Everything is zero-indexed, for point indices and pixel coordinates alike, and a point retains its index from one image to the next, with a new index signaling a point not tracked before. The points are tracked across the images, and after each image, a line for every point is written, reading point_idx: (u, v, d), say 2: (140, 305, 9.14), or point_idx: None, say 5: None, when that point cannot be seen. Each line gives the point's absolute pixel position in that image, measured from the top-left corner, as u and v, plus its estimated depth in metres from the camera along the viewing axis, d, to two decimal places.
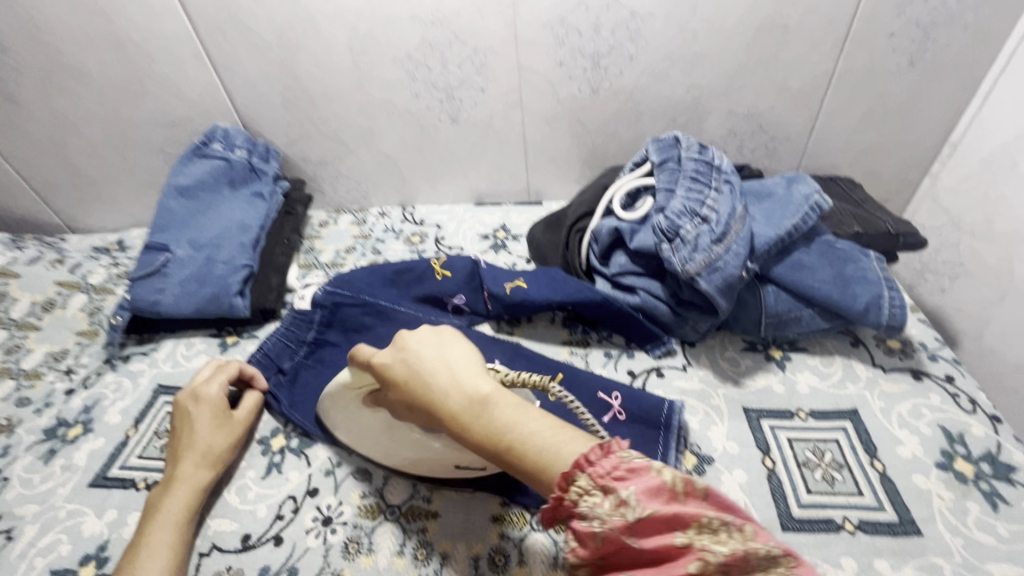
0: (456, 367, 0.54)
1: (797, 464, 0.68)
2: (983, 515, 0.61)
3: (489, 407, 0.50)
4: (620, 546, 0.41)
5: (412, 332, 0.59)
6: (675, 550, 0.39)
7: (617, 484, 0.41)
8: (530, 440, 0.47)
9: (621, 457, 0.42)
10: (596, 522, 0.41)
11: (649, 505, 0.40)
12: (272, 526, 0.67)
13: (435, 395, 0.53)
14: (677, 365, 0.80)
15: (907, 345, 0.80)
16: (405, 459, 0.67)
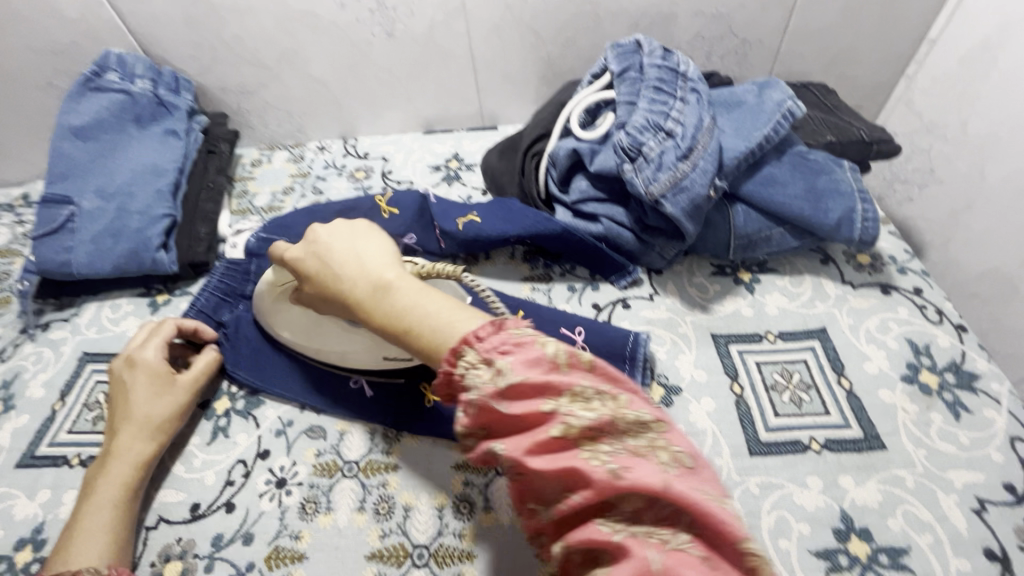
0: (364, 256, 0.54)
1: (765, 387, 0.66)
2: (945, 425, 0.61)
3: (391, 292, 0.50)
4: (494, 416, 0.41)
5: (325, 226, 0.59)
6: (544, 417, 0.40)
7: (499, 354, 0.41)
8: (426, 321, 0.47)
9: (507, 331, 0.42)
10: (474, 392, 0.41)
11: (523, 374, 0.40)
12: (222, 493, 0.63)
13: (344, 285, 0.53)
14: (644, 295, 0.76)
15: (877, 259, 0.77)
16: (333, 351, 0.68)
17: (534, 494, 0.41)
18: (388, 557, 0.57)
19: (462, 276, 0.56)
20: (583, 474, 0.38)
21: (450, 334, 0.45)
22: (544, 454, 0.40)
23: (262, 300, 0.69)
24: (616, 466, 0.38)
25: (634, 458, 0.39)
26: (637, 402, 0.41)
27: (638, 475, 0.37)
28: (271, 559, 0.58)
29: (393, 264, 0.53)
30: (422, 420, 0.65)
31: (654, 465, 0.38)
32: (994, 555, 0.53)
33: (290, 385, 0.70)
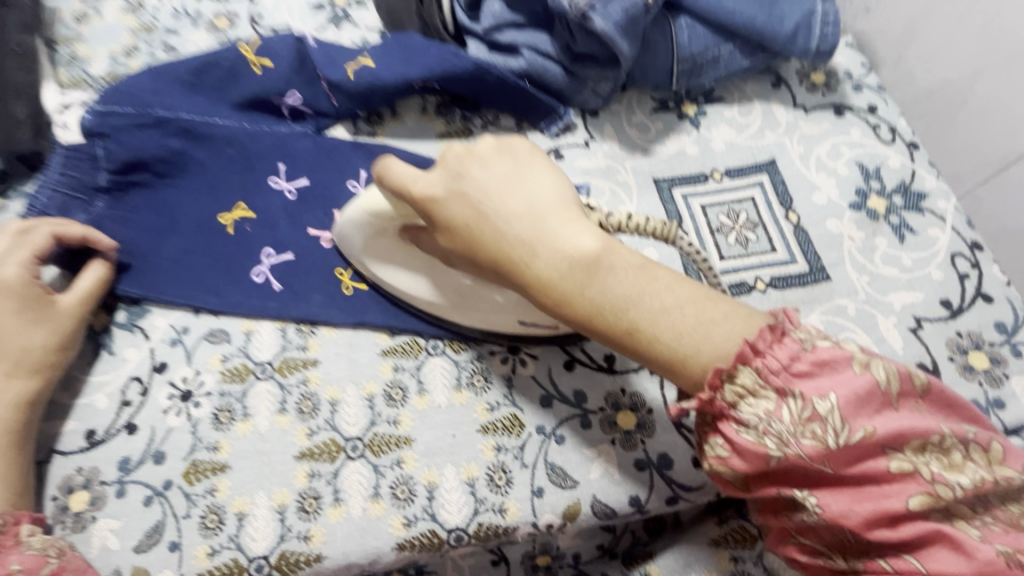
0: (547, 214, 0.44)
1: (710, 231, 0.61)
2: (889, 249, 0.59)
3: (600, 274, 0.42)
4: (810, 473, 0.37)
5: (472, 156, 0.46)
6: (889, 474, 0.37)
7: (818, 395, 0.37)
8: (659, 322, 0.41)
9: (813, 358, 0.38)
10: (782, 447, 0.37)
11: (859, 422, 0.36)
12: (120, 415, 0.55)
13: (521, 253, 0.43)
14: (578, 142, 0.66)
15: (832, 76, 0.69)
16: (452, 307, 0.55)
17: (832, 537, 0.39)
18: (320, 454, 0.53)
19: (674, 238, 0.47)
20: (949, 539, 0.36)
21: (703, 339, 0.40)
22: (883, 517, 0.36)
23: (358, 234, 0.54)
24: (995, 543, 0.35)
25: (1005, 531, 0.36)
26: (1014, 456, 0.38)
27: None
28: (190, 475, 0.52)
29: (591, 228, 0.43)
30: (341, 309, 0.58)
31: None
32: (925, 370, 0.54)
33: (179, 288, 0.60)
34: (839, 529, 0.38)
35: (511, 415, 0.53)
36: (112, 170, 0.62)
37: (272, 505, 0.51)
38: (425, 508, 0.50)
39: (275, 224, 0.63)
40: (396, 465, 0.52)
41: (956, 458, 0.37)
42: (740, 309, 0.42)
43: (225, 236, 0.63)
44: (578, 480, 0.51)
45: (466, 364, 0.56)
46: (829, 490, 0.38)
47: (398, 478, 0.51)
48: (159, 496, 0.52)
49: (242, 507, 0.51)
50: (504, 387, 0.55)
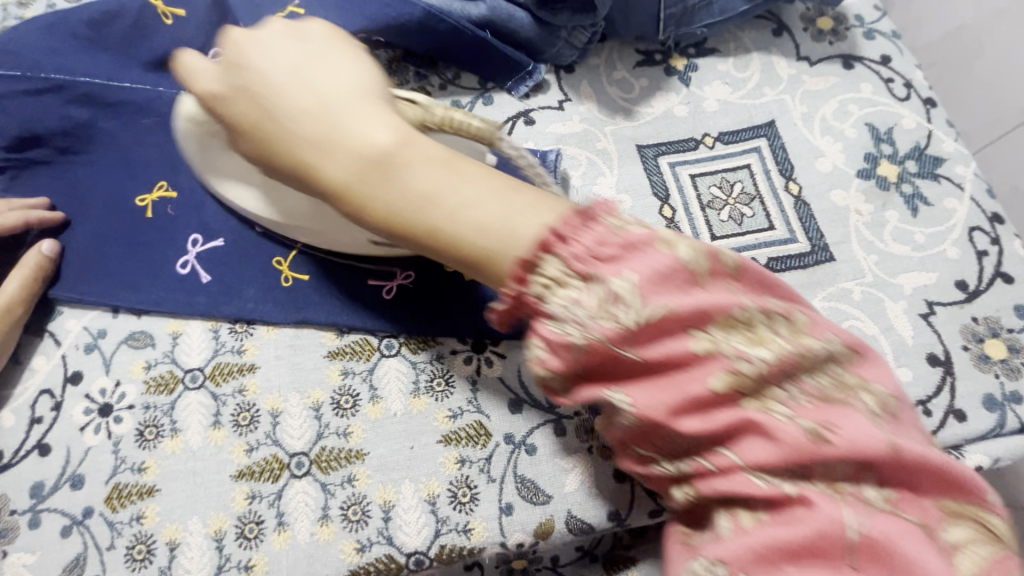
0: (335, 103, 0.38)
1: (701, 206, 0.54)
2: (900, 224, 0.52)
3: (393, 170, 0.36)
4: (615, 361, 0.33)
5: (251, 42, 0.41)
6: (692, 357, 0.32)
7: (609, 271, 0.32)
8: (461, 218, 0.36)
9: (612, 233, 0.33)
10: (580, 334, 0.32)
11: (655, 297, 0.32)
12: (30, 434, 0.48)
13: (305, 153, 0.38)
14: (551, 103, 0.57)
15: (840, 22, 0.60)
16: (300, 231, 0.50)
17: (665, 445, 0.34)
18: (260, 473, 0.47)
19: (495, 138, 0.43)
20: (760, 426, 0.32)
21: (509, 233, 0.35)
22: (689, 405, 0.32)
23: (190, 148, 0.49)
24: (810, 422, 0.31)
25: (825, 408, 0.32)
26: (818, 325, 0.34)
27: (848, 435, 0.31)
28: (113, 501, 0.46)
29: (384, 119, 0.38)
30: (280, 305, 0.51)
31: (863, 416, 0.31)
32: (936, 360, 0.48)
33: (93, 285, 0.52)
34: (659, 432, 0.33)
35: (475, 422, 0.48)
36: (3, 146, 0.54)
37: (208, 532, 0.45)
38: (380, 530, 0.45)
39: (200, 206, 0.54)
40: (347, 483, 0.46)
41: (765, 332, 0.33)
42: (554, 200, 0.36)
43: (144, 221, 0.54)
44: (551, 494, 0.46)
45: (424, 365, 0.49)
46: (639, 383, 0.33)
47: (350, 498, 0.46)
48: (78, 525, 0.46)
49: (173, 535, 0.45)
50: (468, 391, 0.48)
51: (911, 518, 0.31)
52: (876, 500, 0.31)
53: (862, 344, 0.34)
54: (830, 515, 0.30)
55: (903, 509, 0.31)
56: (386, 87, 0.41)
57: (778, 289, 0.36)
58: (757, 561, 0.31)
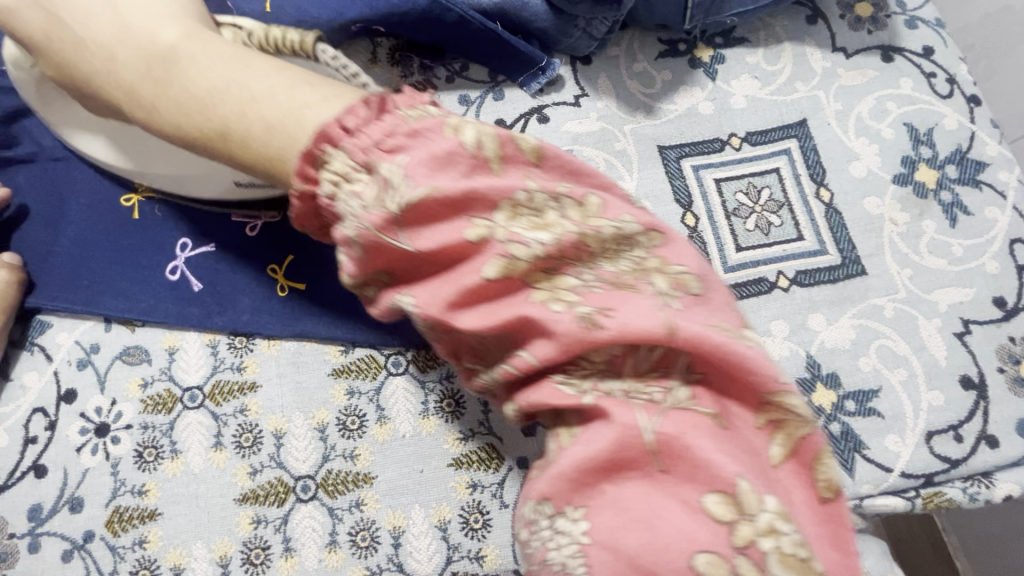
0: (129, 9, 0.37)
1: (725, 214, 0.51)
2: (938, 235, 0.49)
3: (180, 70, 0.34)
4: (393, 256, 0.30)
5: None
6: (466, 247, 0.30)
7: (383, 155, 0.30)
8: (245, 113, 0.32)
9: (395, 120, 0.31)
10: (354, 230, 0.30)
11: (423, 181, 0.29)
12: (25, 455, 0.46)
13: (105, 65, 0.37)
14: (567, 99, 0.53)
15: (880, 8, 0.56)
16: (156, 177, 0.48)
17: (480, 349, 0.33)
18: (266, 497, 0.45)
19: (314, 52, 0.41)
20: (537, 323, 0.29)
21: (292, 127, 0.32)
22: (467, 295, 0.30)
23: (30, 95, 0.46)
24: (588, 307, 0.29)
25: (610, 292, 0.30)
26: (614, 205, 0.32)
27: (620, 320, 0.29)
28: (114, 524, 0.45)
29: (180, 21, 0.36)
30: (279, 319, 0.48)
31: (650, 297, 0.29)
32: (970, 383, 0.46)
33: (81, 294, 0.49)
34: (462, 336, 0.31)
35: (487, 445, 0.46)
36: None
37: (213, 558, 0.44)
38: (390, 557, 0.44)
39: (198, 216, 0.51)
40: (355, 507, 0.45)
41: (553, 217, 0.30)
42: (349, 90, 0.33)
43: (132, 226, 0.51)
44: None
45: (433, 386, 0.47)
46: (424, 281, 0.31)
47: (358, 523, 0.44)
48: (79, 549, 0.44)
49: (177, 561, 0.44)
50: (479, 412, 0.46)
51: (703, 410, 0.29)
52: (679, 395, 0.30)
53: (661, 226, 0.32)
54: (625, 423, 0.29)
55: (703, 403, 0.29)
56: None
57: (587, 177, 0.33)
58: (575, 488, 0.29)
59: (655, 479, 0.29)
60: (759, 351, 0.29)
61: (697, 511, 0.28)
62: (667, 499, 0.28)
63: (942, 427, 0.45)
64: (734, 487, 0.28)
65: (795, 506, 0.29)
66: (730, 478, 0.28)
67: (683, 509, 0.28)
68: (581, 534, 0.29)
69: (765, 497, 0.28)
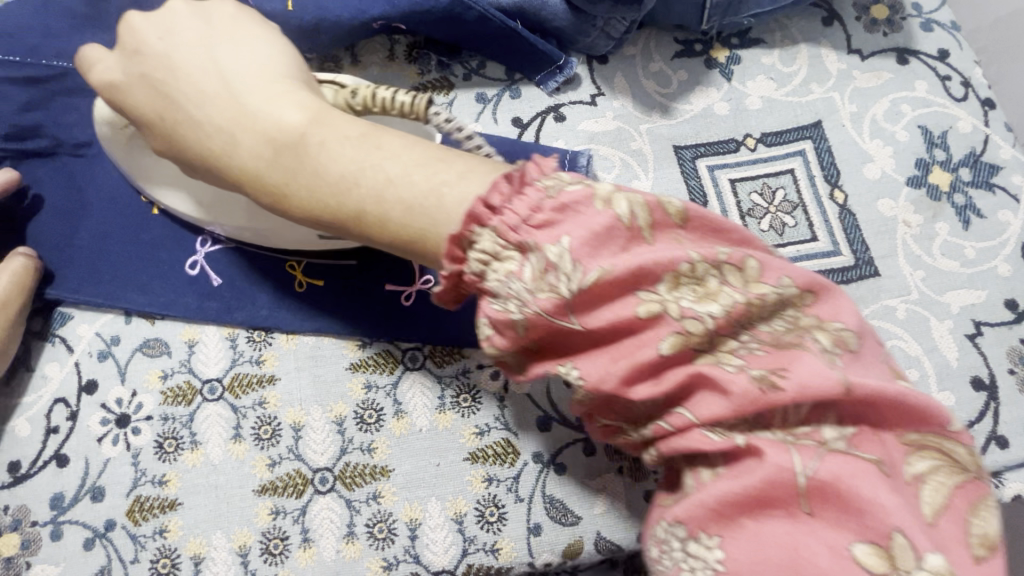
0: (246, 90, 0.37)
1: (740, 214, 0.51)
2: (951, 237, 0.50)
3: (311, 155, 0.35)
4: (558, 335, 0.29)
5: (165, 37, 0.40)
6: (636, 323, 0.29)
7: (539, 232, 0.29)
8: (383, 196, 0.33)
9: (541, 193, 0.29)
10: (519, 311, 0.29)
11: (592, 262, 0.28)
12: (46, 445, 0.47)
13: (227, 148, 0.37)
14: (583, 98, 0.54)
15: (896, 11, 0.56)
16: (242, 232, 0.47)
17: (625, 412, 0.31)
18: (284, 488, 0.46)
19: (427, 115, 0.38)
20: (712, 381, 0.28)
21: (433, 209, 0.32)
22: (638, 373, 0.29)
23: (129, 158, 0.47)
24: (758, 369, 0.28)
25: (776, 354, 0.28)
26: (771, 268, 0.29)
27: (797, 379, 0.27)
28: (135, 514, 0.45)
29: (302, 101, 0.36)
30: (297, 313, 0.49)
31: (816, 354, 0.28)
32: (981, 384, 0.47)
33: (101, 286, 0.50)
34: (619, 404, 0.30)
35: (502, 440, 0.46)
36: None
37: (232, 548, 0.45)
38: (407, 549, 0.45)
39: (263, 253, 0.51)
40: (372, 500, 0.45)
41: (715, 284, 0.29)
42: (483, 166, 0.33)
43: (152, 220, 0.51)
44: (580, 515, 0.45)
45: (450, 380, 0.48)
46: (589, 354, 0.30)
47: (376, 515, 0.45)
48: (101, 538, 0.45)
49: (197, 550, 0.45)
50: (495, 407, 0.47)
51: (865, 455, 0.27)
52: (835, 439, 0.28)
53: (821, 282, 0.29)
54: (780, 464, 0.27)
55: (864, 450, 0.27)
56: (306, 70, 0.40)
57: (732, 232, 0.30)
58: (713, 517, 0.28)
59: (801, 520, 0.27)
60: (927, 400, 0.28)
61: (846, 557, 0.26)
62: (814, 542, 0.27)
63: None
64: (888, 540, 0.26)
65: (957, 569, 0.26)
66: (888, 530, 0.26)
67: (832, 554, 0.26)
68: (715, 561, 0.28)
69: (928, 555, 0.25)
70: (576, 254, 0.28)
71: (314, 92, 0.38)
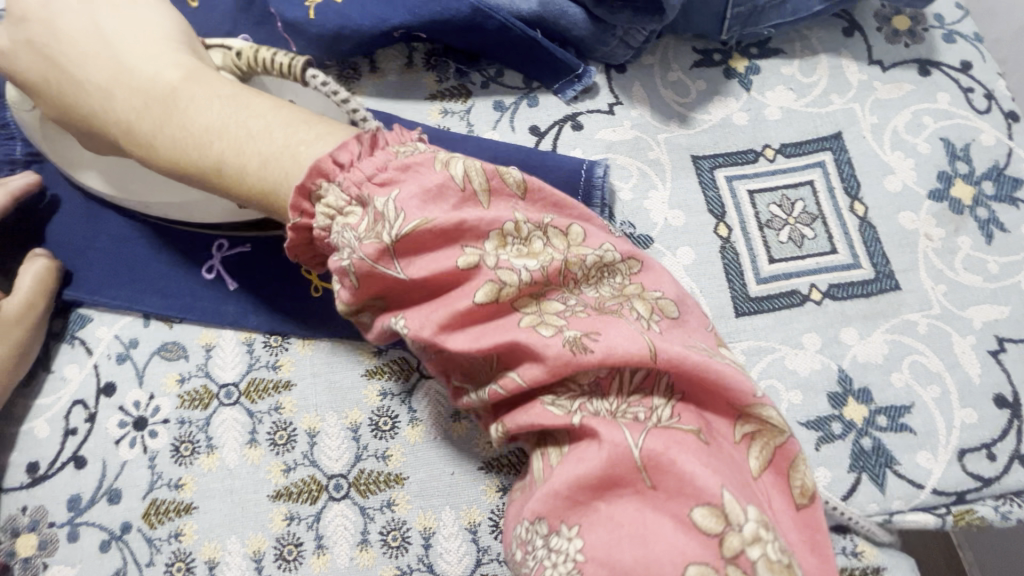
0: (122, 50, 0.40)
1: (758, 225, 0.51)
2: (973, 251, 0.49)
3: (179, 110, 0.37)
4: (387, 285, 0.32)
5: (49, 2, 0.42)
6: (456, 273, 0.32)
7: (376, 189, 0.32)
8: (243, 150, 0.36)
9: (390, 157, 0.33)
10: (348, 258, 0.32)
11: (416, 213, 0.31)
12: (65, 446, 0.47)
13: (103, 103, 0.39)
14: (601, 106, 0.54)
15: (917, 22, 0.55)
16: (147, 202, 0.49)
17: (465, 367, 0.34)
18: (299, 494, 0.46)
19: (304, 76, 0.43)
20: (526, 348, 0.31)
21: (288, 162, 0.35)
22: (456, 321, 0.32)
23: (43, 140, 0.48)
24: (574, 332, 0.31)
25: (591, 316, 0.32)
26: (593, 235, 0.34)
27: (606, 342, 0.30)
28: (151, 516, 0.46)
29: (179, 62, 0.39)
30: (314, 320, 0.49)
31: (630, 322, 0.31)
32: (1004, 402, 0.46)
33: (120, 290, 0.50)
34: (454, 356, 0.33)
35: (517, 450, 0.46)
36: (29, 139, 0.53)
37: (247, 553, 0.45)
38: (420, 557, 0.44)
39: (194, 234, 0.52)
40: (386, 507, 0.45)
41: (539, 245, 0.33)
42: (341, 129, 0.36)
43: (171, 224, 0.52)
44: None
45: None
46: (417, 306, 0.33)
47: (389, 523, 0.45)
48: (117, 540, 0.45)
49: (212, 554, 0.45)
50: None
51: (686, 427, 0.31)
52: (665, 415, 0.31)
53: (642, 254, 0.35)
54: (613, 440, 0.30)
55: (685, 422, 0.31)
56: (193, 37, 0.43)
57: (567, 208, 0.35)
58: (569, 507, 0.30)
59: (646, 495, 0.29)
60: (729, 367, 0.32)
61: (689, 526, 0.28)
62: (658, 514, 0.29)
63: (975, 445, 0.45)
64: (719, 499, 0.29)
65: (778, 512, 0.31)
66: (715, 491, 0.29)
67: (675, 526, 0.29)
68: (576, 552, 0.30)
69: (747, 507, 0.29)
70: (403, 209, 0.31)
71: (195, 55, 0.41)
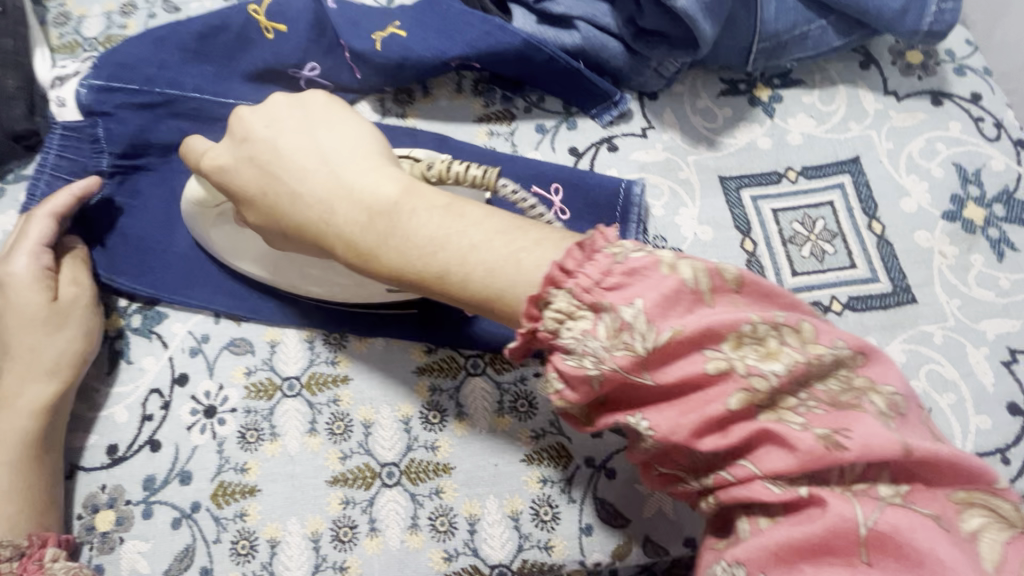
0: (342, 168, 0.42)
1: (782, 241, 0.55)
2: (986, 268, 0.53)
3: (398, 221, 0.39)
4: (629, 388, 0.32)
5: (262, 118, 0.46)
6: (705, 377, 0.31)
7: (607, 292, 0.31)
8: (467, 262, 0.36)
9: (607, 259, 0.32)
10: (592, 365, 0.31)
11: (665, 322, 0.30)
12: (142, 430, 0.52)
13: (320, 212, 0.42)
14: (634, 130, 0.58)
15: (930, 56, 0.60)
16: (308, 285, 0.53)
17: (686, 461, 0.33)
18: (354, 480, 0.50)
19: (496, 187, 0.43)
20: (780, 438, 0.30)
21: (513, 274, 0.35)
22: (706, 425, 0.31)
23: (202, 226, 0.52)
24: (822, 429, 0.30)
25: (835, 412, 0.30)
26: (826, 331, 0.32)
27: (861, 438, 0.29)
28: (218, 497, 0.50)
29: (394, 176, 0.41)
30: (368, 322, 0.53)
31: (875, 417, 0.30)
32: (1016, 410, 0.49)
33: (194, 289, 0.55)
34: (681, 451, 0.32)
35: (557, 444, 0.50)
36: (116, 153, 0.56)
37: (306, 533, 0.49)
38: (466, 542, 0.48)
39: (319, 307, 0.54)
40: (435, 494, 0.49)
41: (775, 345, 0.31)
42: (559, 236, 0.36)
43: None
44: (630, 518, 0.49)
45: (509, 386, 0.51)
46: (655, 406, 0.32)
47: (438, 509, 0.49)
48: (187, 518, 0.49)
49: (274, 534, 0.49)
50: (550, 413, 0.51)
51: (928, 512, 0.30)
52: (892, 495, 0.30)
53: (869, 346, 0.32)
54: (843, 514, 0.29)
55: (918, 504, 0.30)
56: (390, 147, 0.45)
57: (778, 298, 0.33)
58: (779, 564, 0.30)
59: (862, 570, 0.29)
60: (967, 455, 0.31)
61: None
62: None
63: (990, 449, 0.48)
64: None
65: None
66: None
67: None
68: None
69: None
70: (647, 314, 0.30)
71: (398, 167, 0.43)
